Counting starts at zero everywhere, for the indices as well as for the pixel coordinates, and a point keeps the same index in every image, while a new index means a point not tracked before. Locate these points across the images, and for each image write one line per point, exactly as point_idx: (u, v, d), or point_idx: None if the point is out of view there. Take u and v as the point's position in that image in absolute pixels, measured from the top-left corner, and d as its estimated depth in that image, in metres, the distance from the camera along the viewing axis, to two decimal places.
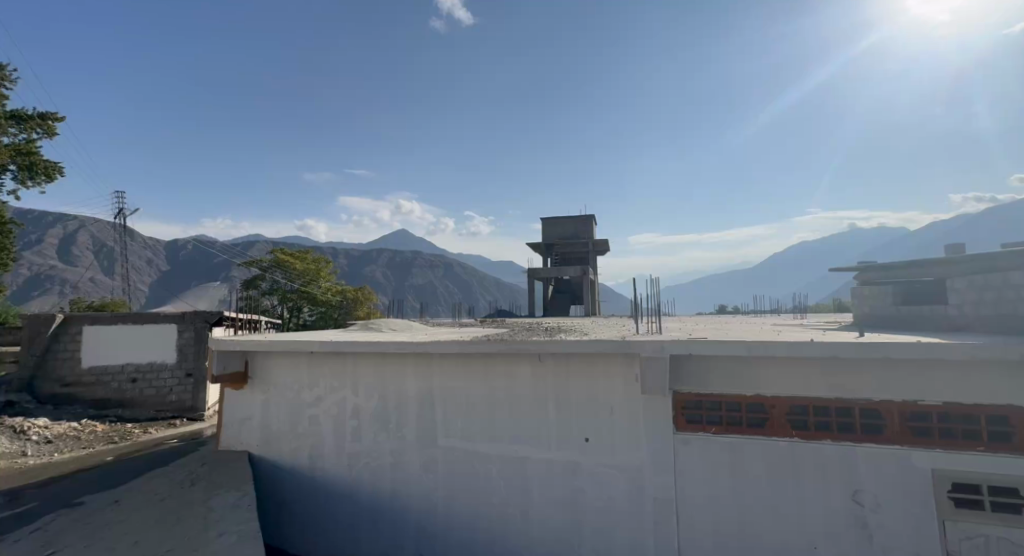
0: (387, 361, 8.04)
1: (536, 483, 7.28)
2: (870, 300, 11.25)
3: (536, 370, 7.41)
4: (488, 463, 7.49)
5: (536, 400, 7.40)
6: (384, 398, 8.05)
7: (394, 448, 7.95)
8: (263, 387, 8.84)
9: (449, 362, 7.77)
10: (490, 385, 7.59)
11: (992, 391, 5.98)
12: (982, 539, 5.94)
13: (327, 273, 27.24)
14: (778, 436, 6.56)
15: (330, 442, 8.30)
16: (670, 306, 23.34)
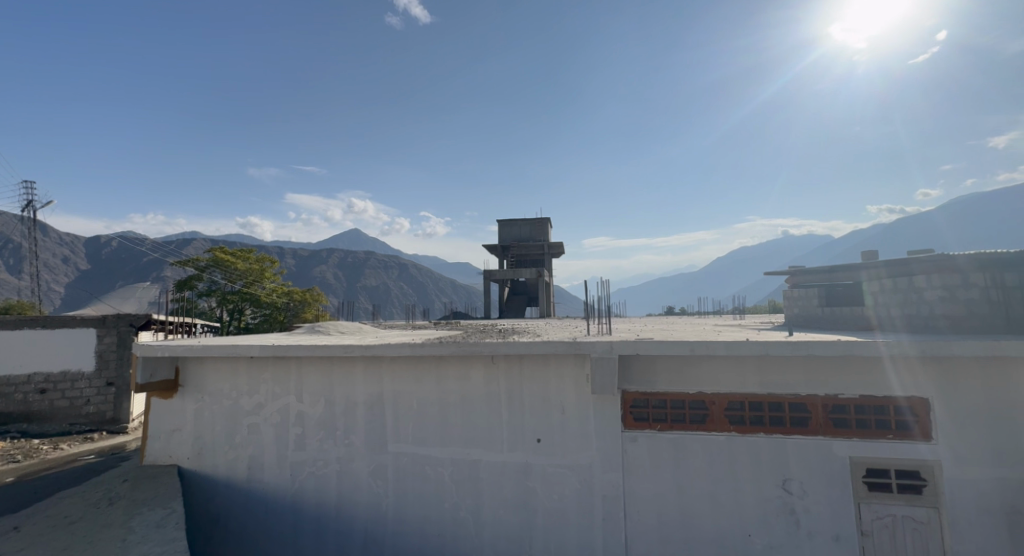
0: (335, 365, 7.96)
1: (488, 485, 7.41)
2: (800, 301, 12.14)
3: (489, 372, 7.56)
4: (440, 467, 7.57)
5: (489, 401, 7.54)
6: (331, 404, 7.96)
7: (340, 455, 7.87)
8: (196, 395, 8.49)
9: (402, 366, 7.78)
10: (444, 388, 7.66)
11: (894, 385, 6.69)
12: (890, 519, 6.61)
13: (271, 274, 26.33)
14: (717, 431, 7.00)
15: (272, 451, 8.10)
16: (621, 307, 24.05)
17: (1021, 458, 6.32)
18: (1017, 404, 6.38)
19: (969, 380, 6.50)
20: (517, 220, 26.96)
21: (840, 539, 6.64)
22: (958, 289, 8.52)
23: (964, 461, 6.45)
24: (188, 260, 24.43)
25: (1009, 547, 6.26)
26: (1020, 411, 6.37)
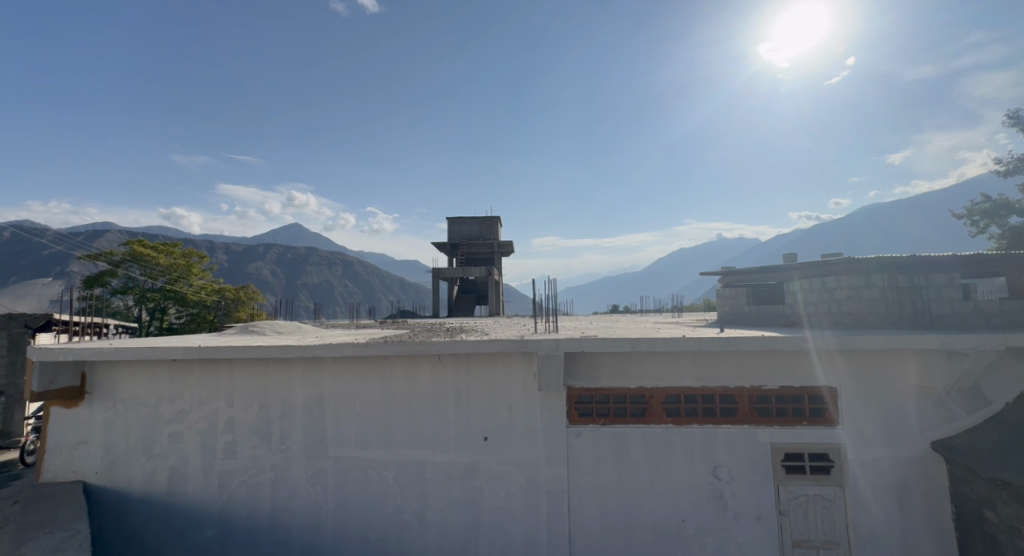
0: (274, 367, 7.85)
1: (435, 485, 7.58)
2: (732, 300, 13.07)
3: (437, 372, 7.73)
4: (384, 469, 7.66)
5: (437, 400, 7.71)
6: (266, 408, 7.84)
7: (275, 462, 7.78)
8: (106, 403, 8.00)
9: (347, 367, 7.80)
10: (391, 389, 7.75)
11: (811, 375, 7.45)
12: (803, 498, 7.31)
13: (199, 269, 24.94)
14: (655, 423, 7.51)
15: (198, 460, 7.85)
16: (569, 305, 24.66)
17: (909, 438, 7.22)
18: (906, 389, 7.30)
19: (868, 369, 7.36)
20: (467, 218, 27.07)
21: (761, 519, 7.29)
22: (862, 289, 9.47)
23: (863, 443, 7.29)
24: (101, 254, 22.69)
25: (900, 519, 7.13)
26: (908, 396, 7.29)
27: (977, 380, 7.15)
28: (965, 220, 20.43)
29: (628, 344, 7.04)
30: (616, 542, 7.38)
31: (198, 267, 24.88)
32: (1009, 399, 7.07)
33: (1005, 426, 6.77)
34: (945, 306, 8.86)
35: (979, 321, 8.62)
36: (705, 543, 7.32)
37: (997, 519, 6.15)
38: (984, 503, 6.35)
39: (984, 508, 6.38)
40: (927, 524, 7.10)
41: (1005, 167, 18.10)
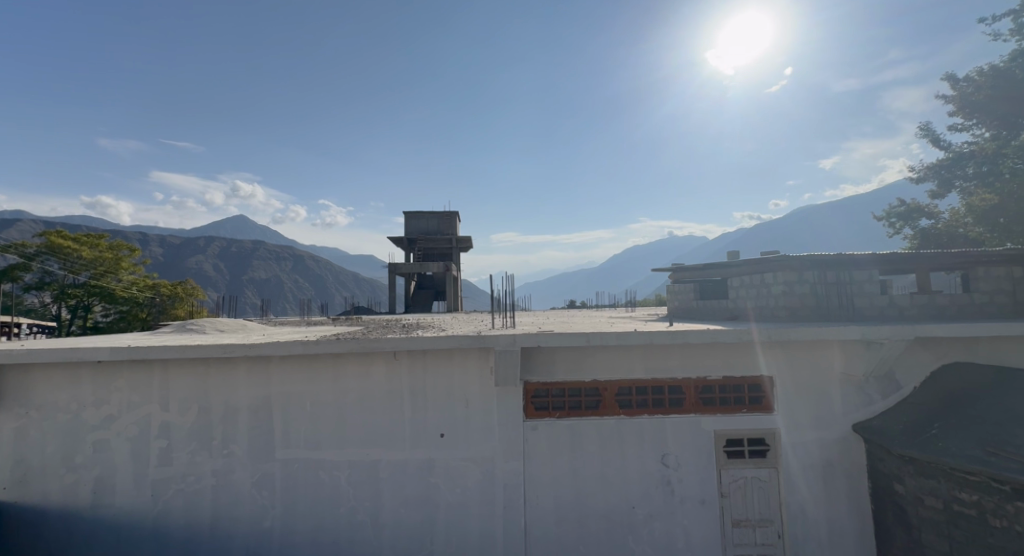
0: (216, 367, 7.69)
1: (390, 485, 7.65)
2: (681, 295, 13.81)
3: (390, 370, 7.79)
4: (336, 471, 7.66)
5: (393, 397, 7.77)
6: (206, 411, 7.65)
7: (216, 467, 7.60)
8: (19, 411, 7.51)
9: (299, 366, 7.74)
10: (345, 388, 7.75)
11: (750, 365, 8.02)
12: (742, 481, 7.85)
13: (129, 263, 23.41)
14: (608, 415, 7.87)
15: (127, 469, 7.54)
16: (526, 301, 25.03)
17: (836, 422, 7.89)
18: (833, 377, 7.97)
19: (799, 359, 7.99)
20: (424, 213, 26.91)
21: (705, 502, 7.77)
22: (795, 285, 10.14)
23: (795, 428, 7.90)
24: (11, 245, 20.98)
25: (826, 497, 7.79)
26: (834, 383, 7.96)
27: (892, 367, 7.87)
28: (884, 222, 22.13)
29: (582, 339, 7.33)
30: (570, 532, 7.68)
31: (127, 260, 23.56)
32: (917, 383, 7.83)
33: (913, 406, 7.51)
34: (866, 300, 9.71)
35: (892, 314, 9.62)
36: (654, 528, 7.72)
37: (904, 491, 6.79)
38: (895, 477, 6.99)
39: (894, 481, 7.03)
40: (850, 500, 7.77)
41: (919, 173, 19.86)
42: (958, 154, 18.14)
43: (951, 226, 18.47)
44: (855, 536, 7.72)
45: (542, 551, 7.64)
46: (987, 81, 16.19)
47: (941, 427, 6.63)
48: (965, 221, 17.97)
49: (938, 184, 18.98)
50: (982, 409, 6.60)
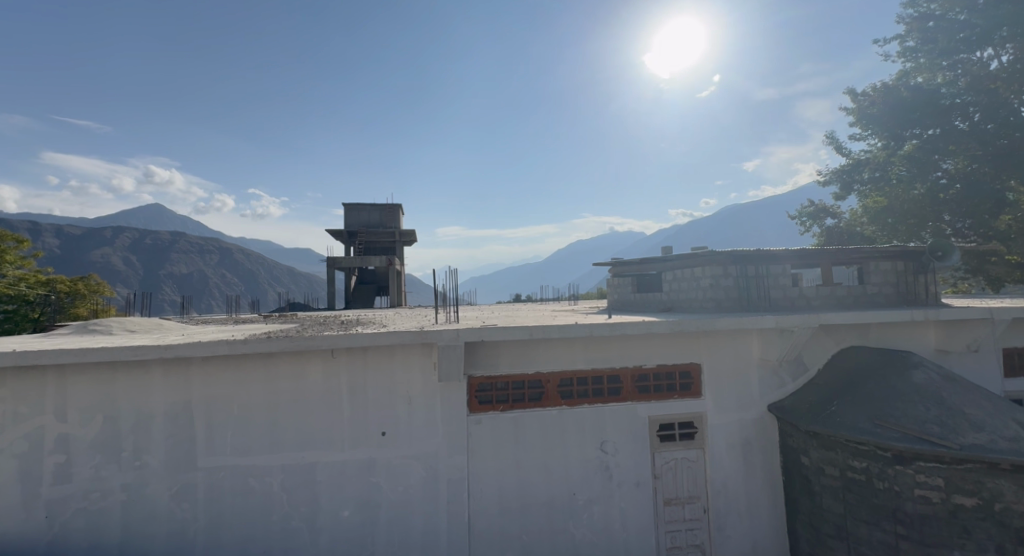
0: (127, 372, 7.31)
1: (327, 487, 7.60)
2: (619, 289, 14.51)
3: (327, 368, 7.72)
4: (268, 476, 7.50)
5: (331, 396, 7.71)
6: (113, 420, 7.26)
7: (127, 481, 7.23)
8: None
9: (228, 367, 7.51)
10: (278, 388, 7.60)
11: (678, 355, 8.60)
12: (673, 462, 8.42)
13: (16, 257, 21.31)
14: (550, 406, 8.20)
15: (15, 489, 7.00)
16: (468, 296, 25.25)
17: (754, 405, 8.64)
18: (751, 363, 8.71)
19: (722, 347, 8.67)
20: (365, 205, 26.26)
21: (640, 484, 8.28)
22: (720, 279, 10.84)
23: (719, 412, 8.56)
24: None
25: (745, 474, 8.52)
26: (752, 368, 8.71)
27: (800, 352, 8.72)
28: (797, 221, 24.14)
29: (523, 332, 7.60)
30: (514, 521, 7.96)
31: (13, 254, 21.24)
32: (821, 365, 8.73)
33: (817, 387, 8.35)
34: (780, 292, 10.67)
35: (802, 304, 10.64)
36: (593, 512, 8.14)
37: (809, 463, 7.53)
38: (801, 450, 7.70)
39: (800, 455, 7.77)
40: (764, 474, 8.56)
41: (825, 178, 21.90)
42: (856, 161, 20.30)
43: (850, 226, 20.66)
44: (767, 509, 8.52)
45: (484, 543, 7.88)
46: (881, 96, 18.01)
47: (838, 404, 7.42)
48: (862, 221, 20.21)
49: (841, 188, 21.06)
50: (872, 386, 7.44)
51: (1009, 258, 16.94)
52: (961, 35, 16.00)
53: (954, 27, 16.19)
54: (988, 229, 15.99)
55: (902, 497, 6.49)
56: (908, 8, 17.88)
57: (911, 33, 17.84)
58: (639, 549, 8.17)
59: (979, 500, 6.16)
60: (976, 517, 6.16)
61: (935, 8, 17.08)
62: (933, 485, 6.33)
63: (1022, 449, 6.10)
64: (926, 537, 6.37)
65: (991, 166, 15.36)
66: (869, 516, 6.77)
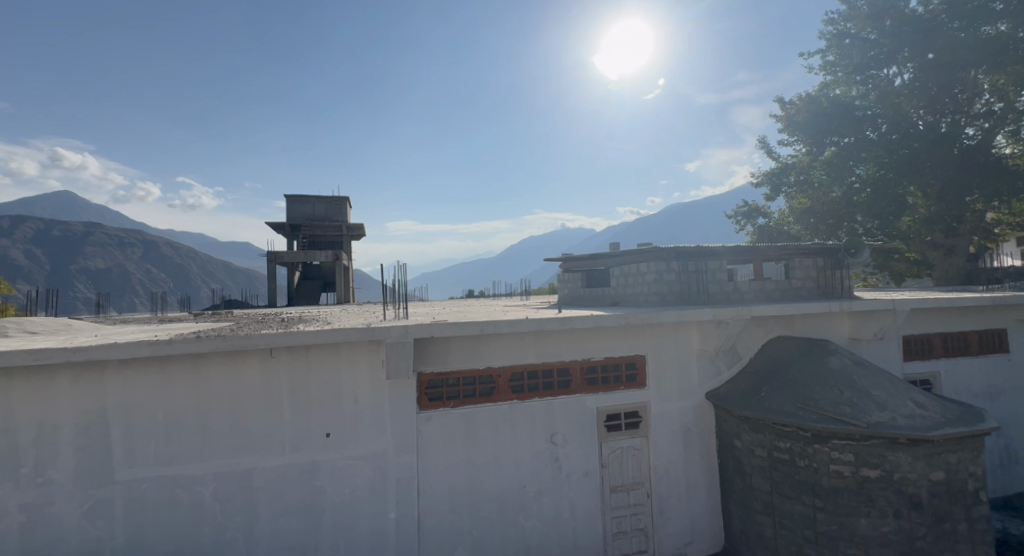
0: (28, 380, 6.76)
1: (265, 495, 7.39)
2: (569, 284, 14.88)
3: (264, 369, 7.50)
4: (198, 485, 7.21)
5: (269, 398, 7.50)
6: (11, 433, 6.70)
7: (28, 500, 6.73)
8: None
9: (152, 371, 7.14)
10: (210, 392, 7.31)
11: (622, 348, 8.96)
12: (620, 451, 8.79)
13: None
14: (501, 400, 8.34)
15: None
16: (417, 292, 25.01)
17: (693, 393, 9.14)
18: (691, 354, 9.20)
19: (663, 339, 9.10)
20: (310, 198, 25.49)
21: (588, 474, 8.59)
22: (663, 274, 11.34)
23: (662, 401, 8.99)
24: None
25: (685, 460, 9.02)
26: (692, 358, 9.20)
27: (735, 342, 9.30)
28: (734, 219, 25.48)
29: (473, 328, 7.69)
30: (464, 517, 8.06)
31: None
32: (753, 354, 9.38)
33: (750, 375, 8.94)
34: (716, 287, 11.28)
35: (737, 298, 11.31)
36: (543, 503, 8.37)
37: (741, 446, 8.08)
38: (734, 434, 8.25)
39: (733, 438, 8.31)
40: (702, 459, 9.09)
41: (757, 179, 23.21)
42: (784, 165, 21.71)
43: (778, 226, 21.97)
44: (705, 491, 9.06)
45: (433, 540, 7.92)
46: (805, 105, 19.16)
47: (767, 391, 7.99)
48: (789, 220, 21.58)
49: (770, 190, 22.34)
50: (796, 372, 8.05)
51: (910, 255, 18.93)
52: (872, 52, 17.53)
53: (866, 45, 17.71)
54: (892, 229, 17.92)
55: (819, 473, 7.09)
56: (827, 25, 19.27)
57: (830, 49, 19.22)
58: (586, 536, 8.49)
59: (882, 472, 6.80)
60: (880, 487, 6.80)
61: (850, 26, 18.42)
62: (845, 461, 6.95)
63: (918, 425, 6.80)
64: (838, 508, 6.97)
65: (895, 172, 17.00)
66: (791, 493, 7.36)
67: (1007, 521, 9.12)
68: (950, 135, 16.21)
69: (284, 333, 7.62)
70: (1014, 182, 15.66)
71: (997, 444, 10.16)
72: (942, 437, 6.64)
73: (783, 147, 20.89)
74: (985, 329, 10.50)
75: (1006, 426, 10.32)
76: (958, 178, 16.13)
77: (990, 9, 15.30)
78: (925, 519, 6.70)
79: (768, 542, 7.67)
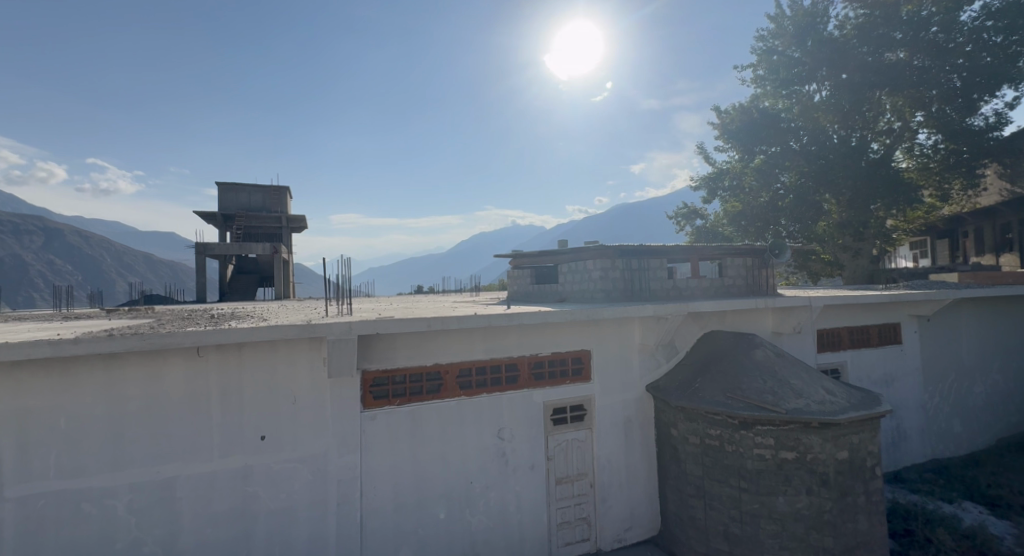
0: None
1: (190, 504, 7.01)
2: (517, 280, 15.11)
3: (191, 369, 7.14)
4: (109, 498, 6.70)
5: (195, 400, 7.14)
6: None
7: None
8: None
9: (57, 373, 6.57)
10: (126, 395, 6.84)
11: (568, 343, 9.26)
12: (564, 443, 9.09)
13: None
14: (448, 397, 8.43)
15: None
16: (362, 288, 24.51)
17: (634, 386, 9.59)
18: (633, 348, 9.65)
19: (607, 333, 9.49)
20: (245, 187, 24.33)
21: (533, 467, 8.84)
22: (608, 271, 11.73)
23: (604, 395, 9.38)
24: None
25: (625, 450, 9.45)
26: (634, 352, 9.65)
27: (673, 337, 9.84)
28: (674, 220, 26.54)
29: (421, 324, 7.73)
30: (409, 516, 8.08)
31: None
32: (688, 348, 9.97)
33: (686, 368, 9.51)
34: (655, 285, 11.83)
35: (674, 295, 11.91)
36: (489, 498, 8.54)
37: (677, 434, 8.59)
38: (671, 424, 8.75)
39: (671, 428, 8.80)
40: (641, 449, 9.58)
41: (695, 183, 24.27)
42: (719, 170, 22.86)
43: (714, 227, 23.17)
44: (642, 479, 9.55)
45: (378, 540, 7.88)
46: (738, 114, 20.26)
47: (701, 382, 8.54)
48: (722, 222, 22.77)
49: (707, 193, 23.44)
50: (726, 364, 8.65)
51: (824, 256, 20.65)
52: (796, 69, 18.85)
53: (791, 62, 18.94)
54: (811, 233, 19.41)
55: (745, 457, 7.65)
56: (758, 41, 20.48)
57: (760, 63, 20.45)
58: (530, 529, 8.73)
59: (797, 453, 7.44)
60: (795, 467, 7.44)
61: (777, 44, 19.72)
62: (767, 445, 7.54)
63: (828, 410, 7.51)
64: (760, 489, 7.57)
65: (813, 181, 18.40)
66: (721, 477, 7.90)
67: (898, 493, 10.24)
68: (857, 149, 17.64)
69: (215, 330, 7.30)
70: (910, 193, 17.43)
71: (891, 426, 11.34)
72: (847, 420, 7.36)
73: (718, 153, 22.04)
74: (884, 324, 11.66)
75: (900, 408, 11.51)
76: (865, 188, 17.48)
77: (891, 37, 16.99)
78: (831, 494, 7.42)
79: (699, 524, 8.21)
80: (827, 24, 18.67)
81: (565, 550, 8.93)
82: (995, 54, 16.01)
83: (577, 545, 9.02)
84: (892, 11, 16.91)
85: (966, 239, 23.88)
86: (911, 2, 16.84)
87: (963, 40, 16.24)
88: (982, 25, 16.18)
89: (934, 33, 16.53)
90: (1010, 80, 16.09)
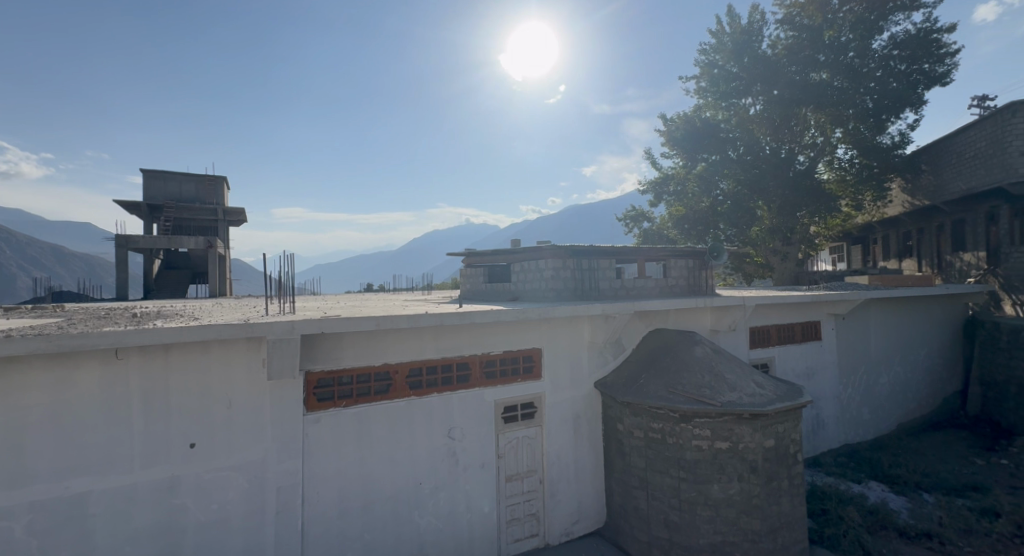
0: None
1: (106, 521, 6.63)
2: (468, 279, 15.13)
3: (108, 375, 6.75)
4: (6, 520, 6.21)
5: (113, 409, 6.76)
6: None
7: None
8: None
9: None
10: (30, 405, 6.37)
11: (518, 342, 9.42)
12: (514, 441, 9.26)
13: None
14: (397, 397, 8.40)
15: None
16: (307, 286, 23.76)
17: (581, 384, 9.89)
18: (581, 346, 9.94)
19: (558, 331, 9.73)
20: (175, 175, 23.01)
21: (484, 466, 8.95)
22: (559, 270, 11.98)
23: (552, 393, 9.60)
24: None
25: (573, 446, 9.73)
26: (583, 350, 9.95)
27: (619, 335, 10.22)
28: (623, 222, 27.30)
29: (370, 323, 7.67)
30: (355, 519, 8.00)
31: None
32: (634, 346, 10.38)
33: (631, 365, 9.91)
34: (604, 283, 12.18)
35: (621, 294, 12.33)
36: (438, 498, 8.57)
37: (623, 428, 8.94)
38: (617, 419, 9.09)
39: (616, 423, 9.14)
40: (588, 444, 9.88)
41: (642, 187, 25.07)
42: (664, 176, 23.75)
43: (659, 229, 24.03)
44: (588, 474, 9.85)
45: (323, 546, 7.77)
46: (682, 123, 21.14)
47: (645, 378, 8.93)
48: (666, 225, 23.68)
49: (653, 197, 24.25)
50: (668, 361, 9.08)
51: (757, 258, 21.90)
52: (733, 83, 19.92)
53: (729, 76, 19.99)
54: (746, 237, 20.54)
55: (684, 448, 8.08)
56: (701, 54, 21.44)
57: (702, 75, 21.44)
58: (477, 528, 8.82)
59: (730, 443, 7.93)
60: (728, 456, 7.93)
61: (717, 58, 20.71)
62: (703, 435, 7.99)
63: (758, 402, 8.05)
64: (697, 476, 8.01)
65: (748, 188, 19.50)
66: (663, 467, 8.30)
67: (817, 476, 11.11)
68: (785, 161, 18.89)
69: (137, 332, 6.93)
70: (829, 202, 18.81)
71: (812, 415, 12.25)
72: (774, 411, 7.93)
73: (664, 159, 22.91)
74: (808, 322, 12.57)
75: (820, 400, 12.44)
76: (793, 197, 18.72)
77: (816, 59, 18.35)
78: (760, 480, 7.97)
79: (642, 513, 8.58)
80: (761, 43, 19.86)
81: (512, 548, 9.09)
82: (900, 80, 17.94)
83: (525, 541, 9.22)
84: (817, 34, 18.27)
85: (876, 246, 25.99)
86: (832, 27, 18.25)
87: (874, 66, 18.03)
88: (888, 54, 18.08)
89: (852, 57, 18.10)
90: (910, 104, 18.11)
